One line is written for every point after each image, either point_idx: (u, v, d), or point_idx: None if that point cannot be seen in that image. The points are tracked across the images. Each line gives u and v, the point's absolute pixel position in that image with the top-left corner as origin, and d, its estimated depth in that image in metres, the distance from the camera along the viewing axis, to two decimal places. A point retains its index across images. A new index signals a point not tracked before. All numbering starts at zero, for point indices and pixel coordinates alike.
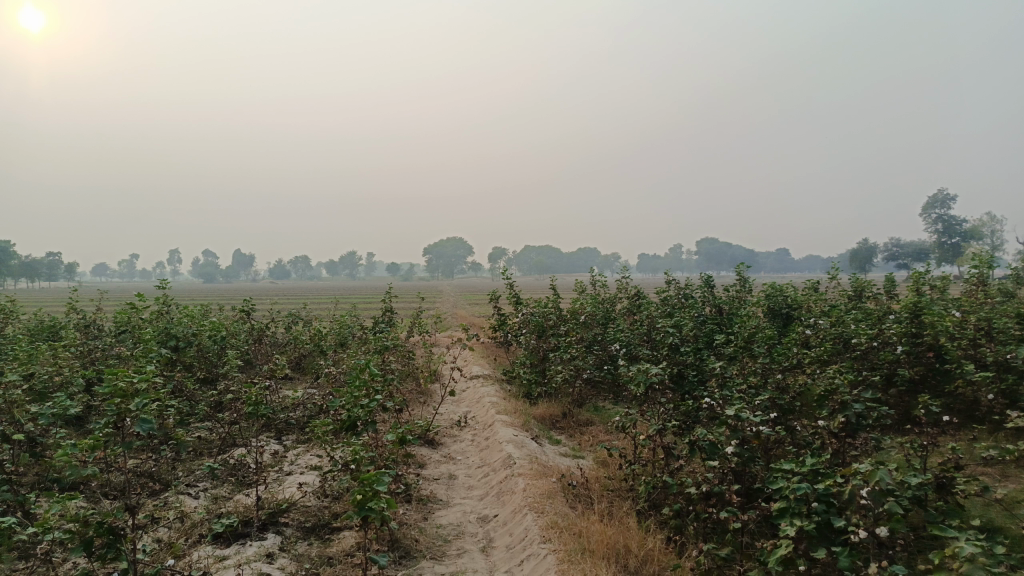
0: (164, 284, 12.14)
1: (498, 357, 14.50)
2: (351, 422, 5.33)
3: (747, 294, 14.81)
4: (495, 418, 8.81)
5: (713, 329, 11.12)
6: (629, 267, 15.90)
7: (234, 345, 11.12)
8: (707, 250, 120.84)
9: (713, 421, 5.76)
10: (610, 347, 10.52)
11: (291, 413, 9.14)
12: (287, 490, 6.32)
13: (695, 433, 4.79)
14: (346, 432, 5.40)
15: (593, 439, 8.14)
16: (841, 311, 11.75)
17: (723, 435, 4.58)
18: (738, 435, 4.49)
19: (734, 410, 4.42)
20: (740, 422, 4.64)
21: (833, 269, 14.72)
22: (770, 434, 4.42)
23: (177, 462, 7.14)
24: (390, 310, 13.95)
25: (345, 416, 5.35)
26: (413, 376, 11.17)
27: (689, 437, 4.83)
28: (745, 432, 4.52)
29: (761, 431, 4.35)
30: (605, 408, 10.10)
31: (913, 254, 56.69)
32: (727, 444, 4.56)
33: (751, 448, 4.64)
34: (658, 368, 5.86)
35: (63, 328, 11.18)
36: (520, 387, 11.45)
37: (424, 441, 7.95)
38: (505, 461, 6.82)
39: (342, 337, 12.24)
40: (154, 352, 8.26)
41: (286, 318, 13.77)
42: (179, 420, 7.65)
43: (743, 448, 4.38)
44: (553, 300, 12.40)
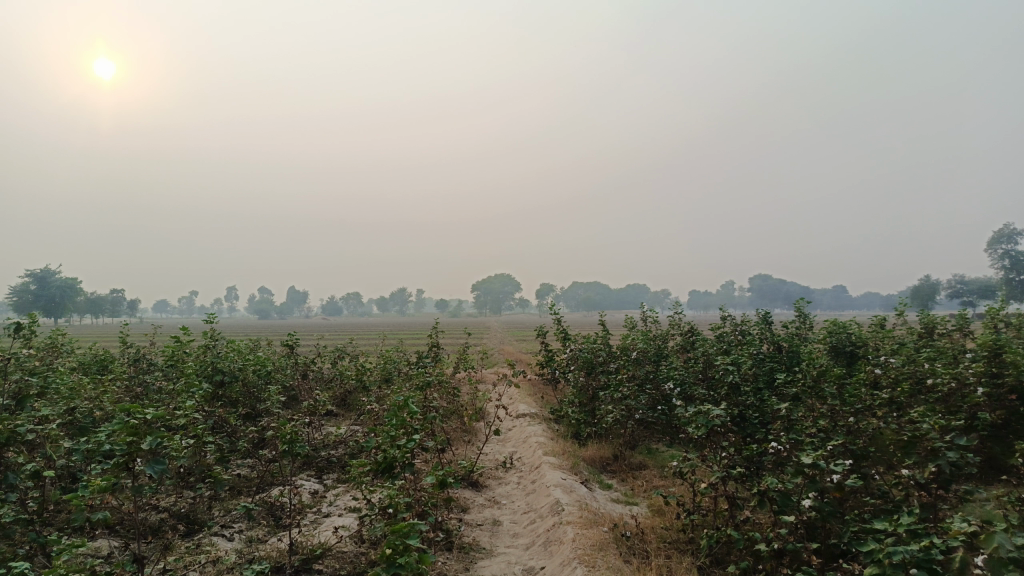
0: (212, 319, 12.18)
1: (545, 394, 14.10)
2: (389, 464, 5.03)
3: (807, 331, 14.14)
4: (543, 459, 8.41)
5: (773, 368, 10.53)
6: (681, 303, 15.39)
7: (278, 380, 11.01)
8: (760, 287, 118.33)
9: (780, 469, 5.28)
10: (663, 387, 10.05)
11: (333, 451, 8.90)
12: (324, 533, 6.04)
13: (764, 482, 4.33)
14: (383, 474, 5.10)
15: (647, 485, 7.67)
16: (912, 349, 11.04)
17: (798, 486, 4.11)
18: (813, 487, 4.04)
19: (811, 458, 3.96)
20: (816, 471, 4.19)
21: (900, 306, 13.95)
22: (853, 486, 3.95)
23: (214, 502, 6.96)
24: (436, 346, 13.72)
25: (382, 458, 5.05)
26: (458, 414, 10.86)
27: (757, 486, 4.38)
28: (825, 483, 4.05)
29: (842, 483, 3.88)
30: (659, 451, 9.60)
31: (979, 291, 54.30)
32: (803, 495, 4.09)
33: (829, 500, 4.16)
34: (718, 409, 5.44)
35: (114, 363, 11.26)
36: (569, 426, 11.03)
37: (468, 484, 7.60)
38: (553, 507, 6.40)
39: (387, 373, 12.04)
40: (196, 387, 8.16)
41: (332, 353, 13.67)
42: (218, 457, 7.48)
43: (820, 503, 3.93)
44: (602, 337, 11.99)
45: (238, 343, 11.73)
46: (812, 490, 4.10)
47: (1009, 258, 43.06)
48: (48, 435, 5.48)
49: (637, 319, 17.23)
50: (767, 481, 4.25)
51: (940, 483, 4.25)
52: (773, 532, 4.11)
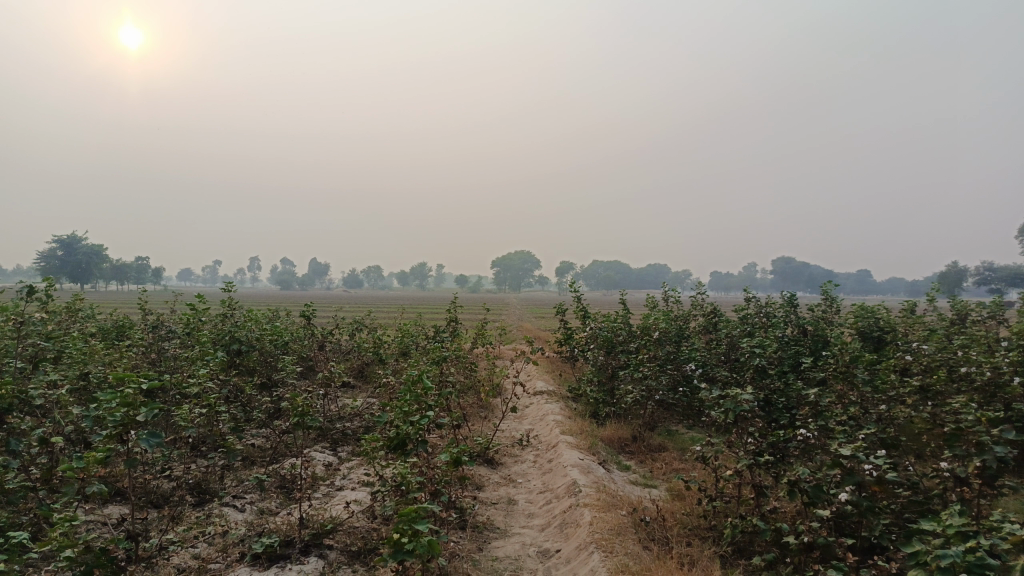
0: (230, 287, 12.11)
1: (563, 372, 13.92)
2: (399, 441, 4.87)
3: (834, 315, 13.78)
4: (559, 438, 8.24)
5: (799, 352, 10.25)
6: (704, 284, 15.08)
7: (295, 351, 10.92)
8: (782, 270, 116.94)
9: (808, 457, 5.07)
10: (684, 368, 9.83)
11: (348, 423, 8.81)
12: (335, 507, 5.92)
13: (796, 471, 4.12)
14: (395, 452, 4.94)
15: (666, 467, 7.49)
16: (944, 336, 10.69)
17: (832, 477, 3.89)
18: (850, 480, 3.83)
19: (849, 450, 3.74)
20: (852, 463, 3.97)
21: (931, 292, 13.54)
22: (893, 480, 3.72)
23: (226, 471, 6.89)
24: (454, 320, 13.57)
25: (394, 433, 4.89)
26: (474, 390, 10.72)
27: (788, 476, 4.16)
28: (862, 476, 3.82)
29: (882, 477, 3.66)
30: (679, 433, 9.39)
31: (1009, 279, 53.11)
32: (837, 488, 3.87)
33: (865, 494, 3.95)
34: (746, 393, 5.21)
35: (131, 329, 11.22)
36: (586, 405, 10.85)
37: (483, 461, 7.46)
38: (570, 488, 6.23)
39: (404, 346, 11.92)
40: (211, 355, 8.07)
41: (350, 324, 13.57)
42: (232, 426, 7.40)
43: (857, 497, 3.72)
44: (623, 315, 11.74)
45: (255, 312, 11.64)
46: (848, 481, 3.90)
47: None
48: (57, 400, 5.39)
49: (659, 299, 16.96)
50: (798, 472, 4.06)
51: (983, 478, 4.03)
52: (803, 524, 3.91)
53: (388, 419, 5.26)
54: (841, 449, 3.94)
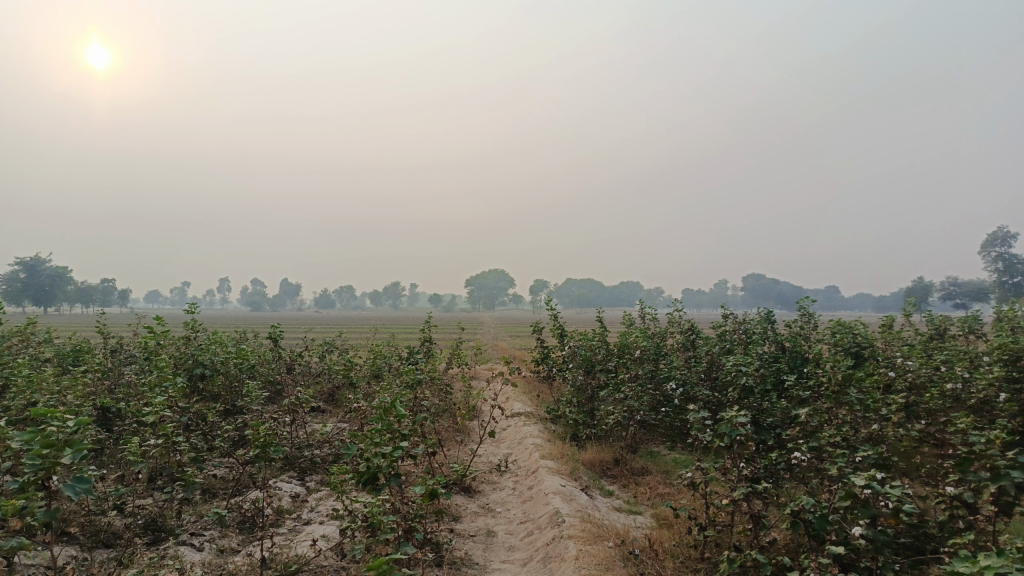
0: (193, 309, 11.62)
1: (541, 392, 13.60)
2: (370, 477, 4.32)
3: (812, 330, 13.66)
4: (540, 463, 7.90)
5: (781, 370, 10.06)
6: (681, 300, 14.88)
7: (261, 375, 10.45)
8: (753, 286, 118.17)
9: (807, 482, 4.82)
10: (665, 387, 9.56)
11: (317, 451, 8.38)
12: (302, 544, 5.52)
13: (802, 501, 3.85)
14: (365, 487, 4.43)
15: (651, 492, 7.20)
16: (924, 351, 10.58)
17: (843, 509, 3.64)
18: (865, 512, 3.58)
19: (864, 480, 3.49)
20: (864, 493, 3.72)
21: (906, 306, 13.46)
22: (911, 513, 3.47)
23: (185, 506, 6.44)
24: (429, 340, 13.18)
25: (362, 467, 4.34)
26: (449, 413, 10.35)
27: (793, 507, 3.89)
28: (878, 508, 3.57)
29: (899, 509, 3.41)
30: (662, 455, 9.11)
31: (974, 294, 54.05)
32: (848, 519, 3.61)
33: (878, 525, 3.69)
34: (741, 416, 4.94)
35: (89, 354, 10.67)
36: (565, 427, 10.54)
37: (460, 490, 7.09)
38: (552, 518, 5.90)
39: (376, 368, 11.50)
40: (170, 380, 7.60)
41: (320, 345, 13.11)
42: (192, 458, 6.95)
43: (873, 532, 3.47)
44: (601, 333, 11.45)
45: (220, 334, 11.16)
46: (860, 513, 3.66)
47: (1004, 260, 42.71)
48: None
49: (636, 316, 16.74)
50: (804, 503, 3.81)
51: (1000, 506, 3.82)
52: (813, 559, 3.65)
53: (357, 449, 4.86)
54: (853, 479, 3.70)
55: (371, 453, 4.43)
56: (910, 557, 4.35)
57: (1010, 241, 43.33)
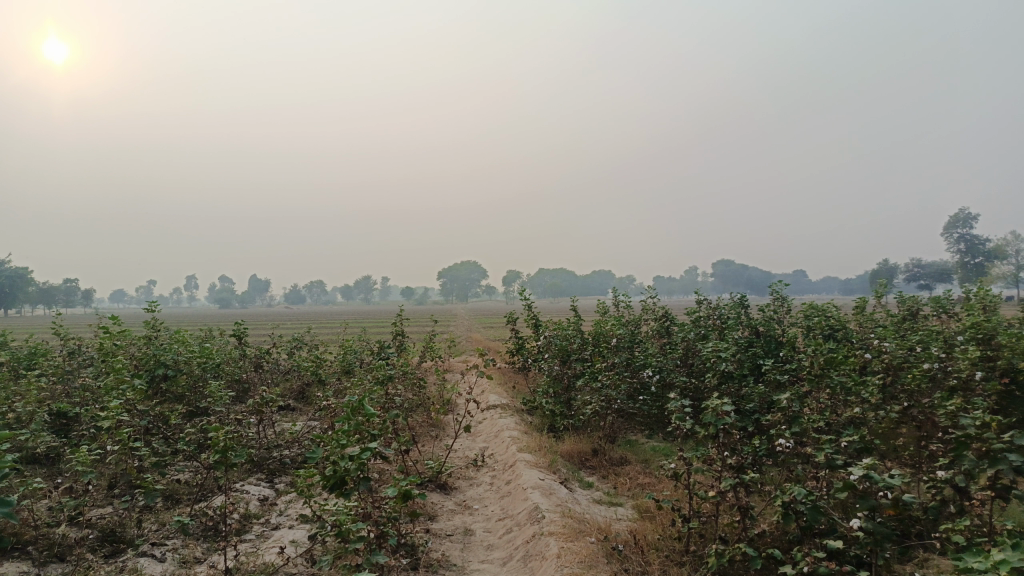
0: (153, 308, 11.20)
1: (516, 383, 13.40)
2: (335, 481, 4.03)
3: (785, 314, 13.53)
4: (517, 457, 7.71)
5: (757, 356, 9.98)
6: (654, 287, 14.77)
7: (227, 374, 10.09)
8: (723, 272, 119.29)
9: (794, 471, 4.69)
10: (642, 375, 9.42)
11: (286, 452, 8.09)
12: (270, 551, 5.27)
13: (795, 492, 3.71)
14: (332, 492, 4.16)
15: (631, 482, 7.06)
16: (897, 332, 10.58)
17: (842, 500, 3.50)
18: (864, 505, 3.45)
19: (863, 470, 3.35)
20: (862, 483, 3.58)
21: (878, 287, 13.48)
22: (912, 502, 3.35)
23: (146, 514, 6.14)
24: (400, 333, 12.90)
25: (327, 471, 4.05)
26: (423, 407, 10.10)
27: (787, 499, 3.75)
28: (878, 499, 3.43)
29: (899, 500, 3.28)
30: (641, 444, 8.99)
31: (937, 275, 55.10)
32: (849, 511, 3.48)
33: (877, 516, 3.57)
34: (726, 404, 4.78)
35: (43, 357, 10.22)
36: (542, 418, 10.37)
37: (435, 487, 6.86)
38: (531, 514, 5.72)
39: (346, 364, 11.21)
40: (127, 383, 7.24)
41: (289, 341, 12.76)
42: (152, 463, 6.64)
43: (872, 524, 3.35)
44: (576, 322, 11.27)
45: (183, 333, 10.77)
46: (858, 505, 3.54)
47: (965, 242, 43.48)
48: None
49: (609, 304, 16.61)
50: (797, 495, 3.68)
51: (997, 491, 3.73)
52: (808, 552, 3.52)
53: (322, 452, 4.59)
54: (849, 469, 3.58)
55: (334, 454, 4.15)
56: (901, 544, 4.25)
57: (971, 222, 44.14)
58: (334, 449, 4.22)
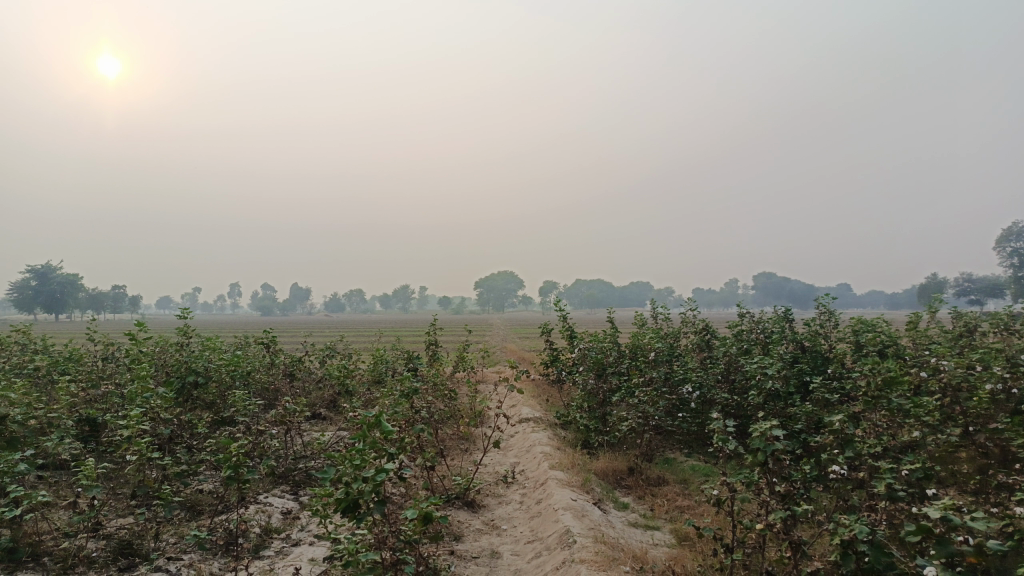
0: (186, 314, 11.14)
1: (550, 396, 13.06)
2: (346, 507, 3.66)
3: (832, 329, 12.88)
4: (549, 474, 7.38)
5: (803, 373, 9.49)
6: (694, 299, 14.30)
7: (257, 382, 9.97)
8: (762, 284, 116.91)
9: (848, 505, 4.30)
10: (680, 391, 9.01)
11: (312, 463, 7.90)
12: (288, 570, 5.04)
13: (860, 531, 3.33)
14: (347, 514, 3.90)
15: (669, 505, 6.69)
16: (953, 349, 9.98)
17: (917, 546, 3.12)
18: (940, 551, 3.08)
19: (939, 512, 2.96)
20: (938, 525, 3.17)
21: (932, 302, 12.79)
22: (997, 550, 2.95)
23: (166, 525, 5.99)
24: (433, 343, 12.67)
25: (339, 494, 3.69)
26: (453, 419, 9.84)
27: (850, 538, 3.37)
28: (956, 545, 3.04)
29: (982, 548, 2.90)
30: (679, 463, 8.59)
31: (989, 289, 53.09)
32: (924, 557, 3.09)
33: (955, 563, 3.17)
34: (777, 429, 4.37)
35: (77, 362, 10.23)
36: (577, 433, 10.02)
37: (462, 505, 6.58)
38: (562, 538, 5.39)
39: (377, 374, 11.01)
40: (152, 390, 7.11)
41: (321, 350, 12.63)
42: (174, 474, 6.50)
43: (951, 573, 2.95)
44: (612, 335, 10.89)
45: (214, 339, 10.67)
46: (933, 549, 3.18)
47: (1020, 256, 41.70)
48: None
49: (648, 316, 16.16)
50: (859, 534, 3.32)
51: None
52: None
53: (334, 472, 4.17)
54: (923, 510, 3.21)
55: (347, 475, 3.78)
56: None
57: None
58: (347, 470, 3.86)
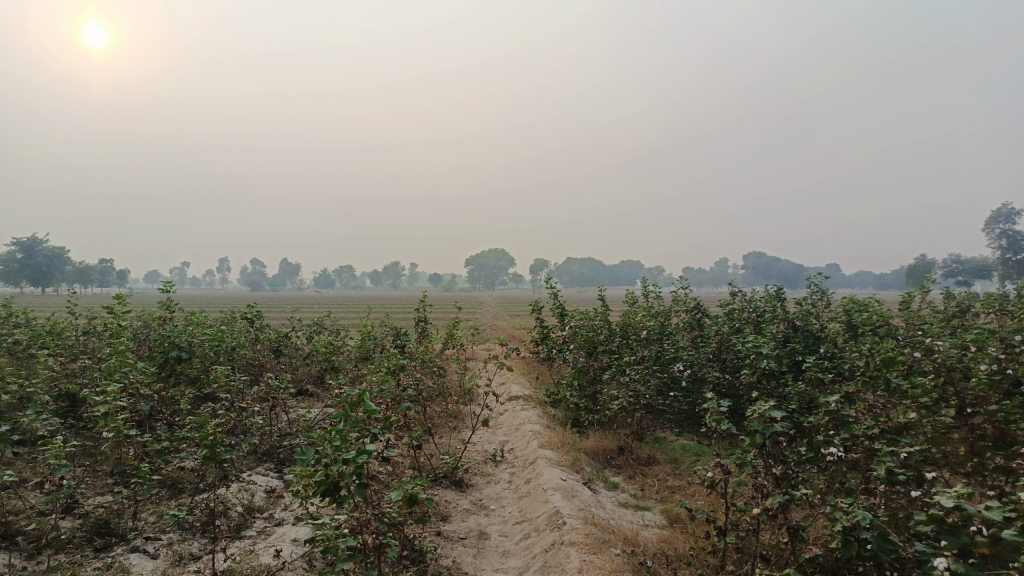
0: (169, 288, 10.88)
1: (540, 374, 12.94)
2: (326, 491, 3.49)
3: (824, 308, 12.76)
4: (538, 453, 7.27)
5: (796, 352, 9.39)
6: (686, 277, 14.15)
7: (241, 358, 9.78)
8: (752, 264, 117.20)
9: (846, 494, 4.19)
10: (672, 370, 8.88)
11: (297, 440, 7.74)
12: (269, 551, 4.90)
13: (866, 519, 3.20)
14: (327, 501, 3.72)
15: (660, 485, 6.59)
16: (946, 330, 9.91)
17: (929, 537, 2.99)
18: (953, 542, 2.97)
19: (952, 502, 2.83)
20: (950, 516, 3.04)
21: (924, 282, 12.68)
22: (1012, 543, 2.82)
23: (145, 504, 5.83)
24: (422, 320, 12.50)
25: (318, 477, 3.51)
26: (441, 396, 9.70)
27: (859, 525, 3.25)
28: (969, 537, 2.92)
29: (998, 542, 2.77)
30: (670, 442, 8.49)
31: (977, 271, 53.31)
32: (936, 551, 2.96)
33: (967, 556, 3.05)
34: (777, 411, 4.24)
35: (56, 336, 10.00)
36: (567, 411, 9.91)
37: (450, 484, 6.45)
38: (551, 519, 5.28)
39: (365, 350, 10.84)
40: (131, 365, 6.92)
41: (308, 325, 12.43)
42: (154, 452, 6.33)
43: (965, 565, 2.83)
44: (603, 313, 10.75)
45: (198, 314, 10.44)
46: (944, 540, 3.07)
47: (1007, 238, 41.83)
48: None
49: (639, 294, 16.02)
50: (863, 522, 3.21)
51: None
52: None
53: (314, 452, 3.97)
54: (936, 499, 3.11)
55: (326, 456, 3.61)
56: None
57: (1013, 218, 42.68)
58: (327, 451, 3.68)
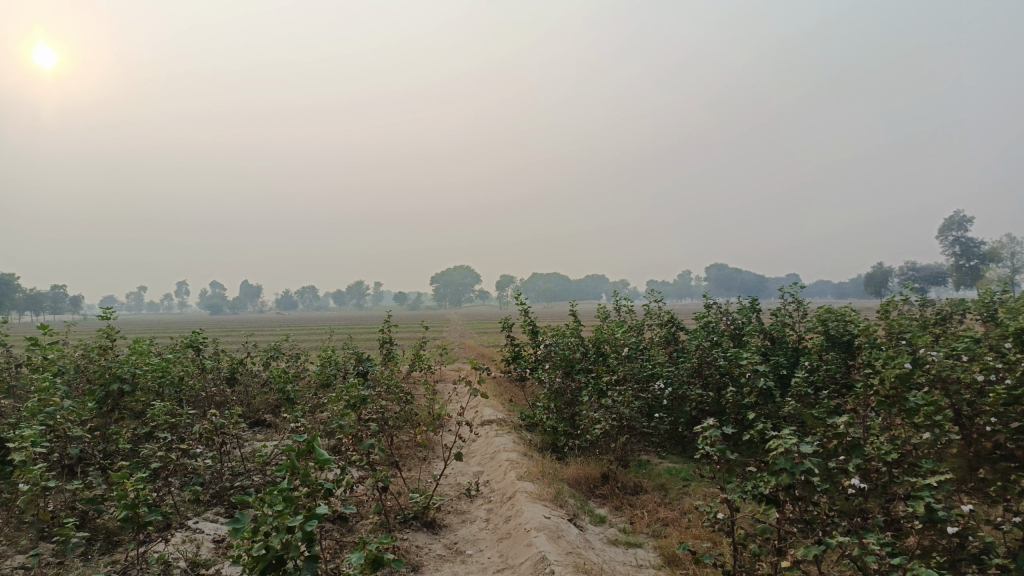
0: (108, 315, 10.00)
1: (513, 395, 12.35)
2: (266, 567, 2.86)
3: (800, 318, 12.38)
4: (517, 486, 6.68)
5: (780, 366, 8.96)
6: (658, 290, 13.71)
7: (189, 390, 8.99)
8: (715, 276, 118.36)
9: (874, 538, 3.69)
10: (654, 390, 8.37)
11: (250, 480, 7.02)
12: None
13: None
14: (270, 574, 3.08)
15: (651, 517, 6.05)
16: (928, 338, 9.60)
17: None
18: None
19: None
20: None
21: (901, 288, 12.33)
22: None
23: (71, 564, 5.10)
24: (388, 341, 11.82)
25: (258, 550, 2.88)
26: (408, 425, 9.04)
27: None
28: None
29: None
30: (655, 466, 7.97)
31: (931, 277, 54.40)
32: None
33: None
34: (805, 446, 3.70)
35: None
36: (544, 435, 9.33)
37: (420, 526, 5.83)
38: (538, 567, 4.70)
39: (325, 377, 10.12)
40: (56, 404, 6.15)
41: (265, 351, 11.67)
42: (82, 504, 5.59)
43: None
44: (577, 330, 10.21)
45: (141, 343, 9.62)
46: None
47: (961, 244, 42.60)
48: None
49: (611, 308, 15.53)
50: None
51: None
52: None
53: (256, 512, 3.34)
54: None
55: (266, 524, 2.98)
56: None
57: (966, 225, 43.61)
58: (267, 516, 3.05)
